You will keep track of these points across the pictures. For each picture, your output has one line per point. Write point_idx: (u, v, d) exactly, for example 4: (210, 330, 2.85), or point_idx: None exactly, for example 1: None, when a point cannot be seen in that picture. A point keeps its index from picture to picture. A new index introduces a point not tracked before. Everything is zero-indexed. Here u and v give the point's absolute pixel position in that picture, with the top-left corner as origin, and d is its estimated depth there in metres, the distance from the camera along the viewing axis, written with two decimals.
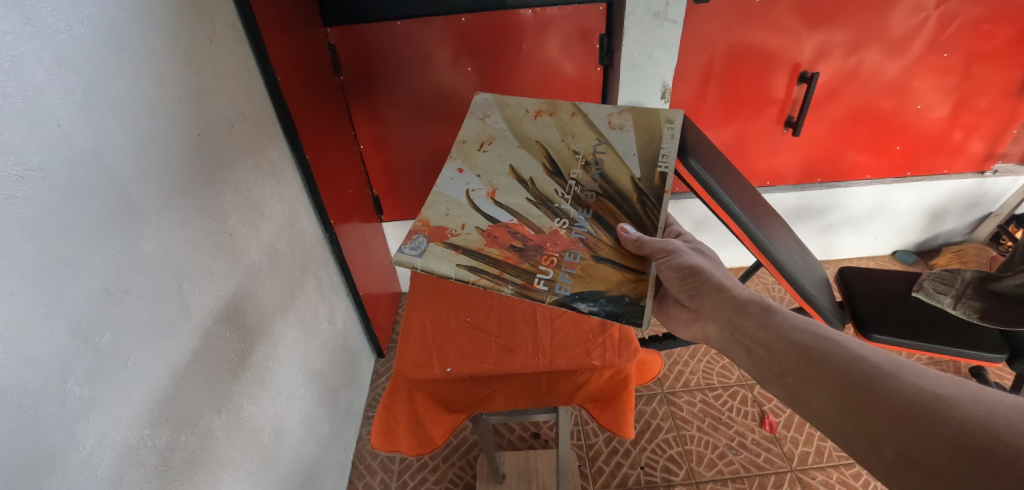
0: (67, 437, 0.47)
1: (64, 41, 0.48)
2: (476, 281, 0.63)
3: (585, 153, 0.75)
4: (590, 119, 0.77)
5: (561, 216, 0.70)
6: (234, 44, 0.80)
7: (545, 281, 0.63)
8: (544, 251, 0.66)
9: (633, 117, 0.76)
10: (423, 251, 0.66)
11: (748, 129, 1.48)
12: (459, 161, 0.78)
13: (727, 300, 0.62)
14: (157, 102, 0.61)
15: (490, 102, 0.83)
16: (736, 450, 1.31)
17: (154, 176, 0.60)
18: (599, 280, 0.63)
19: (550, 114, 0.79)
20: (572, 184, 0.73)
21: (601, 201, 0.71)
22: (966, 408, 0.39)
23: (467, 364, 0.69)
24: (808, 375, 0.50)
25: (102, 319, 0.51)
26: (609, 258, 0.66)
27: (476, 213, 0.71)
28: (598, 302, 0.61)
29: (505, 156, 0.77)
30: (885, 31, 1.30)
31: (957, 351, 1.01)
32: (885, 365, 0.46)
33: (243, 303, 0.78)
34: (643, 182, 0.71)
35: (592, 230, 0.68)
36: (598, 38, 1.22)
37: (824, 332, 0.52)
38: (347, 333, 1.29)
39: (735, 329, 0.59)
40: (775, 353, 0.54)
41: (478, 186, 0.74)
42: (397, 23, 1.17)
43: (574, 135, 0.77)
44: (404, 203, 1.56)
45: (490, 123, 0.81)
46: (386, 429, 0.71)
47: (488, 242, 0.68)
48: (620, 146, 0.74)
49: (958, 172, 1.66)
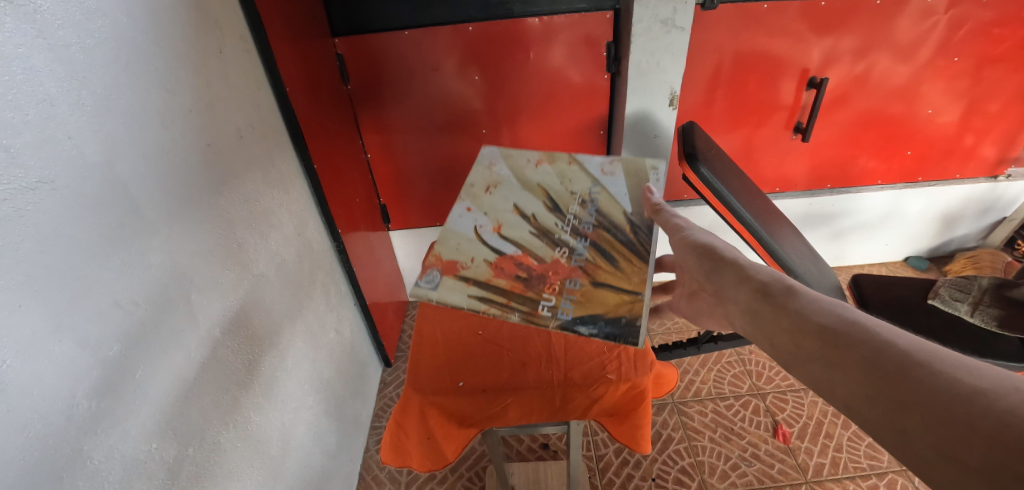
0: (74, 451, 0.46)
1: (75, 53, 0.48)
2: (486, 309, 0.62)
3: (581, 194, 0.75)
4: (586, 167, 0.79)
5: (561, 246, 0.69)
6: (243, 55, 0.81)
7: (548, 307, 0.62)
8: (546, 280, 0.65)
9: (623, 166, 0.78)
10: (437, 284, 0.65)
11: (756, 135, 1.47)
12: (466, 201, 0.77)
13: (743, 277, 0.55)
14: (167, 113, 0.62)
15: (495, 151, 0.85)
16: (750, 462, 1.28)
17: (162, 188, 0.59)
18: (598, 304, 0.62)
19: (549, 163, 0.81)
20: (571, 219, 0.72)
21: (599, 234, 0.70)
22: (1007, 402, 0.33)
23: (480, 378, 0.68)
24: (830, 362, 0.43)
25: (111, 330, 0.51)
26: (606, 282, 0.64)
27: (483, 246, 0.70)
28: (600, 326, 0.60)
29: (509, 197, 0.77)
30: (894, 35, 1.29)
31: (978, 361, 0.97)
32: (914, 354, 0.39)
33: (250, 313, 0.78)
34: (637, 217, 0.71)
35: (592, 260, 0.67)
36: (605, 45, 1.22)
37: (849, 316, 0.45)
38: (354, 344, 1.28)
39: (751, 310, 0.52)
40: (795, 339, 0.47)
41: (484, 221, 0.73)
42: (404, 33, 1.18)
43: (571, 179, 0.78)
44: (410, 211, 1.55)
45: (495, 171, 0.81)
46: (397, 444, 0.70)
47: (496, 272, 0.67)
48: (614, 188, 0.75)
49: (970, 177, 1.64)
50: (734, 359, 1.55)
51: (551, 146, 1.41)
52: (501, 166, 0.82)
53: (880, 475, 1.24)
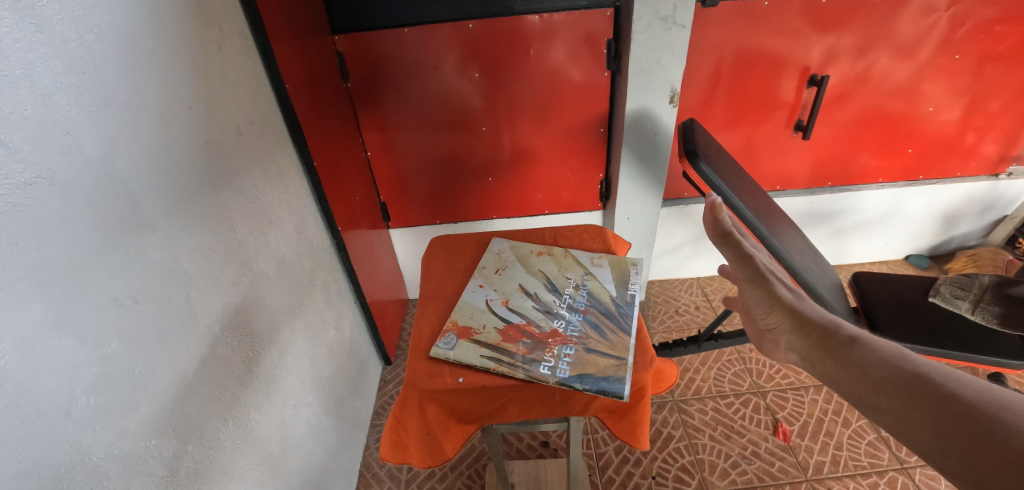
0: (73, 448, 0.46)
1: (74, 49, 0.48)
2: (495, 369, 0.66)
3: (575, 278, 0.81)
4: (578, 257, 0.86)
5: (557, 317, 0.74)
6: (243, 51, 0.81)
7: (547, 366, 0.66)
8: (546, 345, 0.69)
9: (610, 258, 0.86)
10: (454, 345, 0.70)
11: (757, 133, 1.47)
12: (478, 277, 0.83)
13: (805, 327, 0.57)
14: (167, 109, 0.61)
15: (503, 242, 0.91)
16: (750, 460, 1.28)
17: (161, 184, 0.59)
18: (592, 365, 0.66)
19: (549, 254, 0.87)
20: (566, 298, 0.77)
21: (590, 310, 0.75)
22: None
23: (479, 374, 0.66)
24: (896, 412, 0.42)
25: (109, 326, 0.51)
26: (598, 348, 0.68)
27: (493, 315, 0.75)
28: (593, 385, 0.63)
29: (515, 278, 0.82)
30: (895, 33, 1.29)
31: (977, 358, 0.97)
32: (983, 407, 0.38)
33: (249, 310, 0.78)
34: (622, 300, 0.76)
35: (584, 330, 0.71)
36: (605, 43, 1.22)
37: (913, 367, 0.45)
38: (354, 341, 1.28)
39: (816, 360, 0.53)
40: (856, 386, 0.47)
41: (494, 296, 0.78)
42: (404, 31, 1.18)
43: (567, 267, 0.84)
44: (410, 209, 1.55)
45: (505, 257, 0.87)
46: (397, 440, 0.70)
47: (504, 338, 0.71)
48: (602, 276, 0.81)
49: (971, 175, 1.64)
50: (735, 357, 1.55)
51: (551, 144, 1.41)
52: (509, 253, 0.88)
53: (880, 473, 1.24)
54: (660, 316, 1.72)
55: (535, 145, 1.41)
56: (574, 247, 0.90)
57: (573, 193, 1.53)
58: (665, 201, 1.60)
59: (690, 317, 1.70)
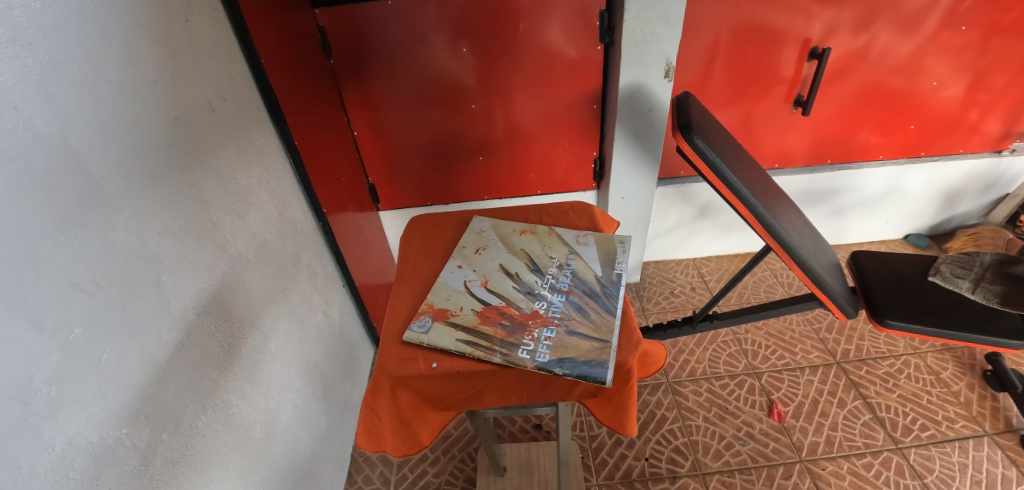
0: (34, 440, 0.44)
1: (19, 18, 0.44)
2: (471, 353, 0.64)
3: (559, 258, 0.78)
4: (562, 236, 0.83)
5: (539, 299, 0.71)
6: (213, 24, 0.77)
7: (525, 350, 0.64)
8: (526, 328, 0.67)
9: (595, 237, 0.83)
10: (429, 328, 0.67)
11: (755, 109, 1.43)
12: (458, 258, 0.80)
13: None
14: (128, 83, 0.58)
15: (485, 221, 0.88)
16: (744, 440, 1.28)
17: (123, 162, 0.56)
18: (573, 349, 0.64)
19: (532, 233, 0.84)
20: (549, 278, 0.75)
21: (573, 291, 0.72)
22: None
23: (456, 359, 0.64)
24: None
25: (69, 312, 0.48)
26: (581, 331, 0.66)
27: (471, 297, 0.72)
28: (574, 370, 0.61)
29: (496, 258, 0.79)
30: (900, 5, 1.24)
31: (974, 338, 0.96)
32: None
33: (227, 295, 0.75)
34: (607, 280, 0.74)
35: (567, 311, 0.69)
36: (598, 15, 1.16)
37: None
38: (343, 325, 1.26)
39: None
40: None
41: (473, 276, 0.76)
42: (388, 3, 1.12)
43: (550, 246, 0.81)
44: (400, 191, 1.52)
45: (486, 236, 0.84)
46: (370, 427, 0.68)
47: (482, 320, 0.68)
48: (587, 256, 0.79)
49: (973, 151, 1.60)
50: (730, 338, 1.54)
51: (543, 123, 1.37)
52: (491, 232, 0.85)
53: (874, 453, 1.24)
54: (655, 298, 1.70)
55: (527, 125, 1.37)
56: (561, 225, 0.87)
57: (566, 173, 1.50)
58: (661, 180, 1.57)
59: (685, 298, 1.68)
